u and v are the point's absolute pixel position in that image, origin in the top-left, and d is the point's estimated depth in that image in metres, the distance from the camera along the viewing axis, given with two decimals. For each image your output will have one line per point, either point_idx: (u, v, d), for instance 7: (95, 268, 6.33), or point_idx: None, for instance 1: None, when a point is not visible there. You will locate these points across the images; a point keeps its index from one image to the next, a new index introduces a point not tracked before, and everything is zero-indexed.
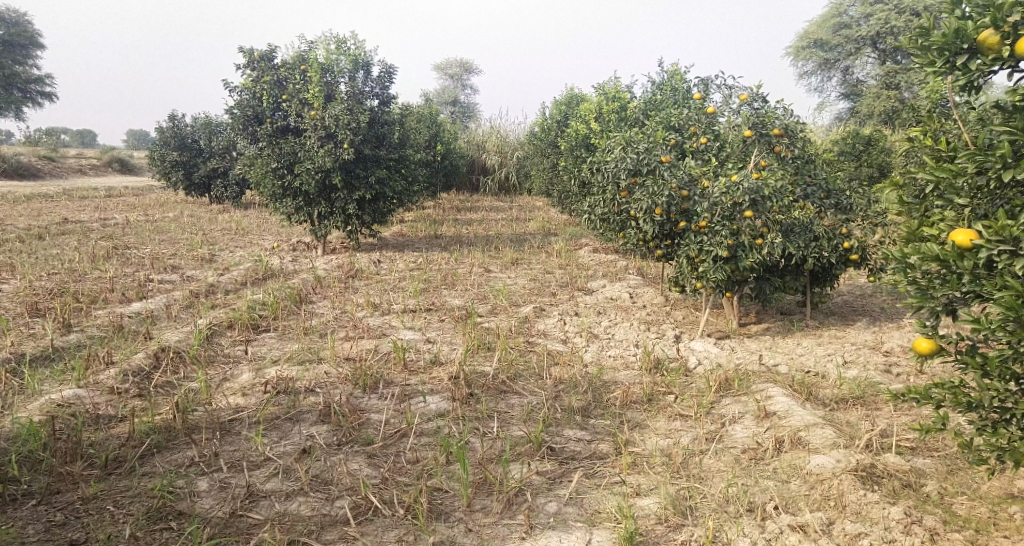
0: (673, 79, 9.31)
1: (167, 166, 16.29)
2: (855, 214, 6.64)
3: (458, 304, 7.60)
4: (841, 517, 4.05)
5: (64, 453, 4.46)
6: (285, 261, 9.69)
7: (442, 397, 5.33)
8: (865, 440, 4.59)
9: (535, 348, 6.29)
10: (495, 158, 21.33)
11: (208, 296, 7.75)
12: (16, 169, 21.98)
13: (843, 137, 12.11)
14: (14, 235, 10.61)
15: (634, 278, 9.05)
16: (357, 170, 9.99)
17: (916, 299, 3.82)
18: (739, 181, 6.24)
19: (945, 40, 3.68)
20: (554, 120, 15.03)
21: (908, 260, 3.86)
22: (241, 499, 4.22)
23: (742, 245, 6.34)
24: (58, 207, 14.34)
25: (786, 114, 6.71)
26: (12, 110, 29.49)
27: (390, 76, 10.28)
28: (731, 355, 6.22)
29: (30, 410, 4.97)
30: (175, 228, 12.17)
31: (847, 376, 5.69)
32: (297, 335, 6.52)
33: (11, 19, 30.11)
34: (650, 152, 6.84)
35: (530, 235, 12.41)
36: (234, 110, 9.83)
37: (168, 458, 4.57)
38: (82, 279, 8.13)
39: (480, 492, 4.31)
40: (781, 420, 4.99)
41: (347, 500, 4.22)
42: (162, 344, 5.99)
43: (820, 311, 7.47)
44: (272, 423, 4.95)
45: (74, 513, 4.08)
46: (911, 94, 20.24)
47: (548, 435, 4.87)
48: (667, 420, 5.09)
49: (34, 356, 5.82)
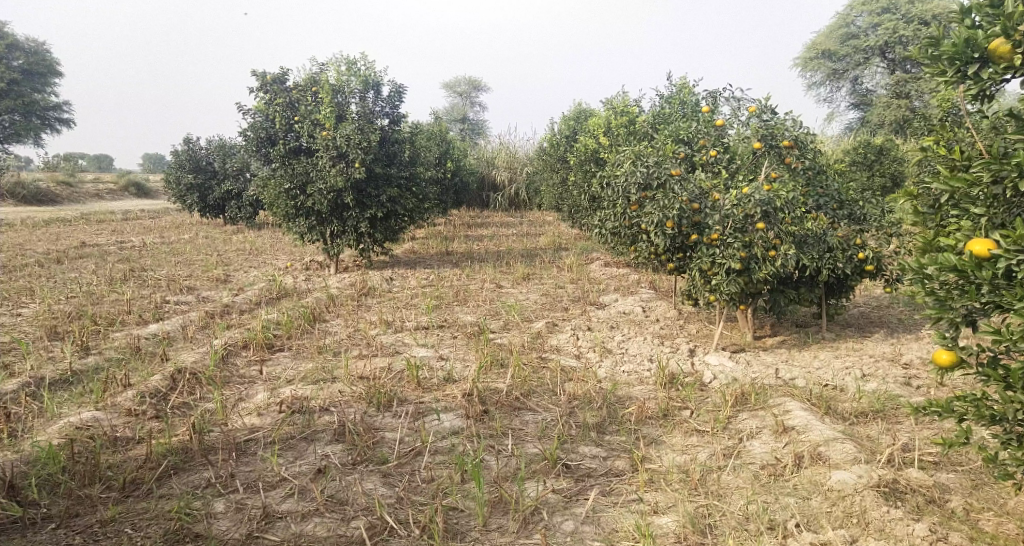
0: (682, 92, 9.30)
1: (182, 189, 16.41)
2: (869, 224, 6.57)
3: (471, 321, 7.58)
4: (864, 534, 3.98)
5: (83, 476, 4.46)
6: (298, 280, 9.71)
7: (456, 414, 5.30)
8: (886, 455, 4.52)
9: (549, 364, 6.26)
10: (505, 174, 21.38)
11: (223, 316, 7.77)
12: (35, 195, 22.21)
13: (854, 147, 12.05)
14: (32, 259, 10.70)
15: (647, 292, 9.01)
16: (368, 188, 10.01)
17: (934, 310, 3.76)
18: (750, 193, 6.22)
19: (955, 49, 3.65)
20: (563, 135, 15.06)
21: (925, 271, 3.80)
22: (257, 520, 4.19)
23: (755, 258, 6.29)
24: (75, 231, 14.47)
25: (795, 125, 6.71)
26: (31, 137, 29.90)
27: (400, 95, 10.34)
28: (747, 368, 6.16)
29: (49, 433, 4.97)
30: (190, 249, 12.24)
31: (866, 389, 5.62)
32: (311, 354, 6.52)
33: (30, 48, 30.40)
34: (660, 166, 6.81)
35: (541, 250, 12.40)
36: (247, 131, 9.91)
37: (185, 480, 4.56)
38: (99, 302, 8.17)
39: (495, 511, 4.26)
40: (800, 434, 4.93)
41: (362, 520, 4.18)
42: (178, 366, 6.00)
43: (837, 323, 7.40)
44: (287, 443, 4.93)
45: (93, 536, 4.07)
46: (922, 102, 20.13)
47: (564, 452, 4.83)
48: (683, 435, 5.04)
49: (52, 379, 5.84)
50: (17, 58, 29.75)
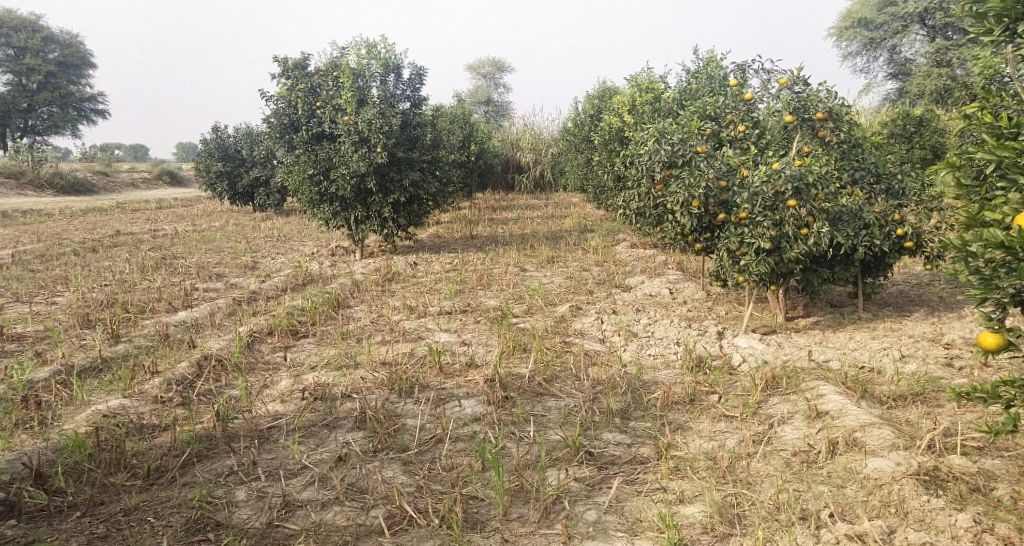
0: (709, 67, 9.01)
1: (212, 177, 16.47)
2: (908, 199, 6.29)
3: (495, 305, 7.44)
4: (902, 524, 3.78)
5: (110, 464, 4.40)
6: (324, 266, 9.65)
7: (478, 400, 5.18)
8: (926, 440, 4.30)
9: (573, 349, 6.10)
10: (531, 155, 21.19)
11: (249, 302, 7.73)
12: (71, 185, 22.42)
13: (892, 119, 11.62)
14: (67, 248, 10.78)
15: (675, 273, 8.79)
16: (391, 173, 9.89)
17: (979, 290, 3.50)
18: (781, 169, 5.97)
19: (1005, 4, 3.38)
20: (588, 114, 14.80)
21: (969, 249, 3.53)
22: (277, 509, 4.11)
23: (786, 237, 6.07)
24: (110, 220, 14.61)
25: (830, 96, 6.41)
26: (69, 128, 30.34)
27: (422, 78, 10.19)
28: (778, 351, 5.96)
29: (77, 421, 4.94)
30: (219, 236, 12.26)
31: (905, 371, 5.38)
32: (334, 340, 6.44)
33: (65, 41, 30.71)
34: (685, 143, 6.59)
35: (566, 232, 12.21)
36: (270, 118, 9.85)
37: (208, 467, 4.50)
38: (130, 290, 8.18)
39: (516, 501, 4.14)
40: (835, 419, 4.72)
41: (381, 510, 4.08)
42: (205, 353, 5.96)
43: (874, 302, 7.12)
44: (308, 431, 4.85)
45: (116, 525, 4.01)
46: (964, 71, 19.37)
47: (587, 439, 4.68)
48: (711, 421, 4.86)
49: (83, 367, 5.81)
50: (52, 51, 29.98)
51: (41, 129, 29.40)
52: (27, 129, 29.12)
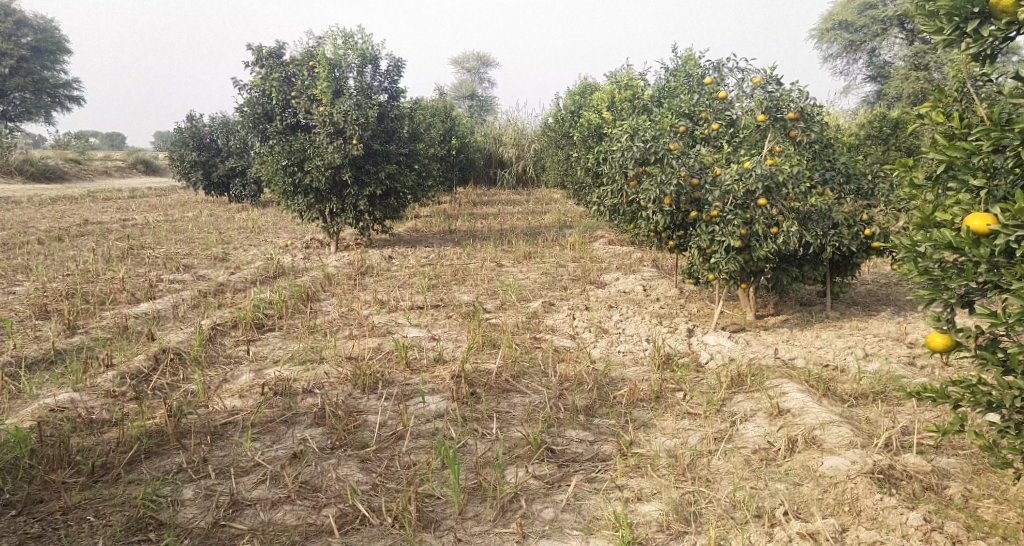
0: (687, 65, 8.98)
1: (186, 167, 16.30)
2: (877, 200, 6.32)
3: (466, 300, 7.41)
4: (855, 523, 3.81)
5: (51, 461, 4.33)
6: (296, 259, 9.57)
7: (442, 397, 5.14)
8: (883, 439, 4.33)
9: (541, 345, 6.08)
10: (512, 151, 21.17)
11: (216, 295, 7.64)
12: (43, 172, 22.15)
13: (871, 120, 11.60)
14: (33, 237, 10.61)
15: (648, 270, 8.80)
16: (366, 166, 9.80)
17: (929, 291, 3.51)
18: (752, 167, 5.97)
19: (954, 4, 3.41)
20: (568, 110, 14.78)
21: (919, 249, 3.56)
22: (225, 508, 4.07)
23: (756, 235, 6.08)
24: (79, 209, 14.40)
25: (802, 96, 6.39)
26: (43, 115, 29.93)
27: (399, 70, 10.12)
28: (744, 349, 5.98)
29: (22, 415, 4.85)
30: (192, 227, 12.13)
31: (868, 370, 5.41)
32: (300, 334, 6.37)
33: (40, 25, 30.28)
34: (658, 140, 6.57)
35: (544, 228, 12.18)
36: (244, 108, 9.72)
37: (156, 464, 4.44)
38: (94, 280, 8.06)
39: (472, 499, 4.12)
40: (795, 417, 4.74)
41: (334, 508, 4.06)
42: (163, 346, 5.88)
43: (843, 301, 7.16)
44: (265, 426, 4.80)
45: (52, 525, 3.95)
46: (941, 75, 19.49)
47: (549, 436, 4.67)
48: (674, 419, 4.86)
49: (35, 359, 5.72)
50: (25, 35, 29.57)
51: (13, 115, 28.91)
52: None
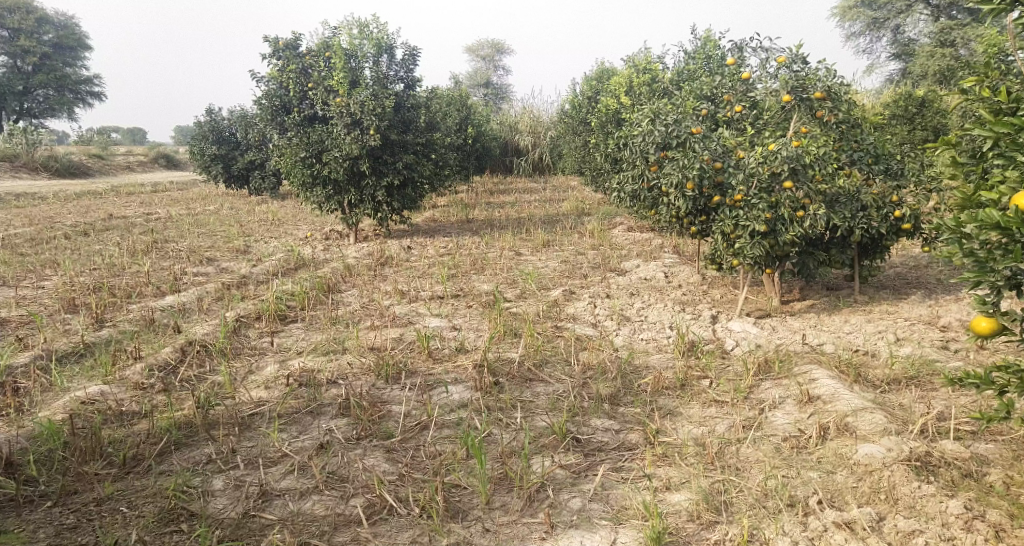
0: (705, 47, 8.87)
1: (207, 161, 16.30)
2: (906, 180, 6.16)
3: (487, 289, 7.35)
4: (892, 511, 3.73)
5: (83, 453, 4.33)
6: (316, 251, 9.54)
7: (466, 386, 5.09)
8: (919, 426, 4.23)
9: (564, 334, 6.00)
10: (529, 138, 21.12)
11: (240, 287, 7.64)
12: (67, 168, 22.38)
13: (895, 99, 11.35)
14: (59, 232, 10.68)
15: (670, 257, 8.69)
16: (384, 156, 9.73)
17: (973, 273, 3.39)
18: (777, 149, 5.84)
19: None
20: (586, 96, 14.65)
21: (963, 230, 3.44)
22: (254, 499, 4.05)
23: (782, 219, 5.93)
24: (103, 203, 14.49)
25: (828, 75, 6.24)
26: (66, 112, 30.21)
27: (415, 58, 10.04)
28: (771, 335, 5.88)
29: (54, 408, 4.87)
30: (213, 220, 12.14)
31: (899, 354, 5.30)
32: (323, 325, 6.34)
33: (60, 22, 30.58)
34: (680, 124, 6.51)
35: (563, 215, 12.09)
36: (262, 100, 9.88)
37: (185, 456, 4.43)
38: (119, 274, 8.09)
39: (500, 489, 4.08)
40: (826, 404, 4.65)
41: (361, 499, 4.03)
42: (189, 338, 5.88)
43: (870, 285, 7.02)
44: (291, 418, 4.78)
45: (86, 516, 3.95)
46: (968, 51, 19.11)
47: (574, 425, 4.61)
48: (701, 406, 4.78)
49: (65, 352, 5.73)
50: (47, 32, 29.80)
51: (37, 111, 29.15)
52: (22, 111, 28.74)
